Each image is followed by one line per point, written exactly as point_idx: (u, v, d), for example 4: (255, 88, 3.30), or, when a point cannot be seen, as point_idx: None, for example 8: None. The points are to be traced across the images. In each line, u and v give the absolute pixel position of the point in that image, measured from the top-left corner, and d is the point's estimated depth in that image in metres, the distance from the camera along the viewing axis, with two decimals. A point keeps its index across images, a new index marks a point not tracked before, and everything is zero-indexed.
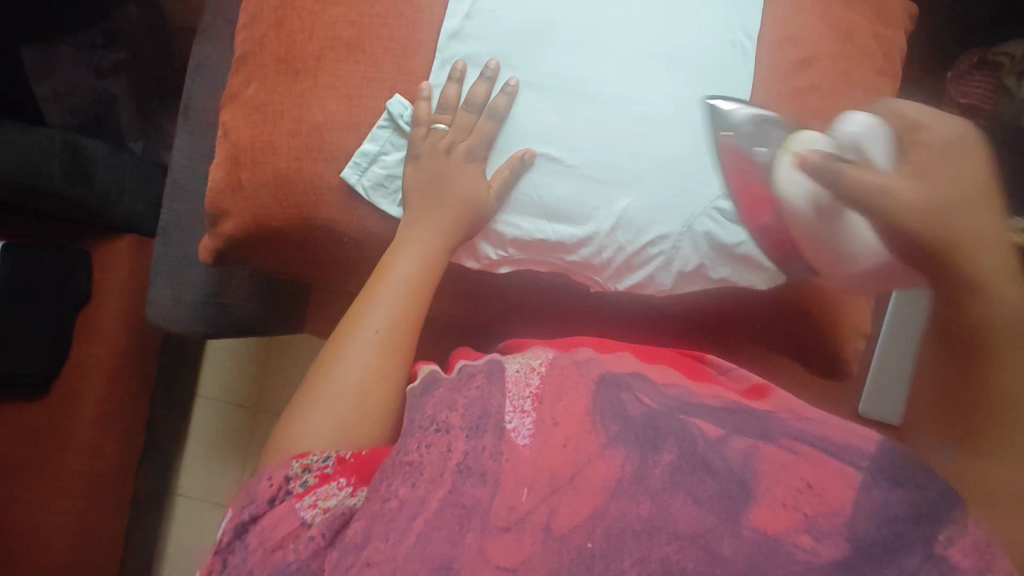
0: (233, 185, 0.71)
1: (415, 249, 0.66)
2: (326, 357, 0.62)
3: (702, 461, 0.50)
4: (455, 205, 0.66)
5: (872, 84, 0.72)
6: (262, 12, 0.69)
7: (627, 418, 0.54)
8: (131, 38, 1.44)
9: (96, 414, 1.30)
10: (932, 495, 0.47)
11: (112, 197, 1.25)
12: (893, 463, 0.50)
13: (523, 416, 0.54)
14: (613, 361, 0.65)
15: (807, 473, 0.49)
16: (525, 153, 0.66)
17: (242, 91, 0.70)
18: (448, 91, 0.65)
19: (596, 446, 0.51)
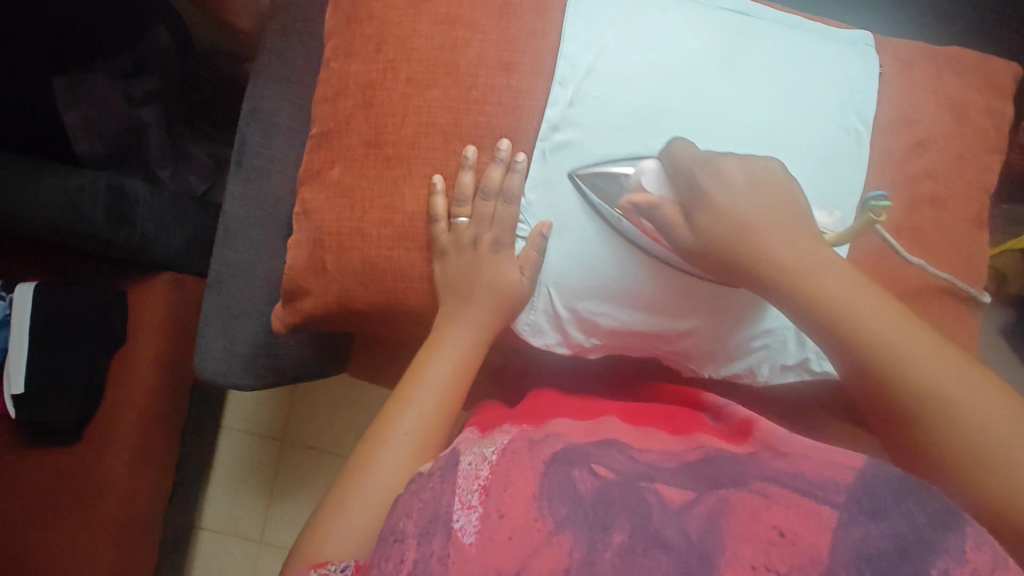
0: (316, 267, 0.68)
1: (462, 341, 0.63)
2: (363, 453, 0.58)
3: (657, 536, 0.44)
4: (486, 296, 0.63)
5: (984, 163, 0.69)
6: (354, 90, 0.65)
7: (577, 499, 0.46)
8: (161, 61, 1.30)
9: (130, 455, 1.25)
10: (914, 524, 0.42)
11: (155, 236, 1.18)
12: (875, 491, 0.44)
13: (470, 510, 0.47)
14: (578, 433, 0.56)
15: (778, 518, 0.44)
16: (541, 226, 0.62)
17: (338, 170, 0.66)
18: (463, 180, 0.62)
19: (540, 532, 0.44)
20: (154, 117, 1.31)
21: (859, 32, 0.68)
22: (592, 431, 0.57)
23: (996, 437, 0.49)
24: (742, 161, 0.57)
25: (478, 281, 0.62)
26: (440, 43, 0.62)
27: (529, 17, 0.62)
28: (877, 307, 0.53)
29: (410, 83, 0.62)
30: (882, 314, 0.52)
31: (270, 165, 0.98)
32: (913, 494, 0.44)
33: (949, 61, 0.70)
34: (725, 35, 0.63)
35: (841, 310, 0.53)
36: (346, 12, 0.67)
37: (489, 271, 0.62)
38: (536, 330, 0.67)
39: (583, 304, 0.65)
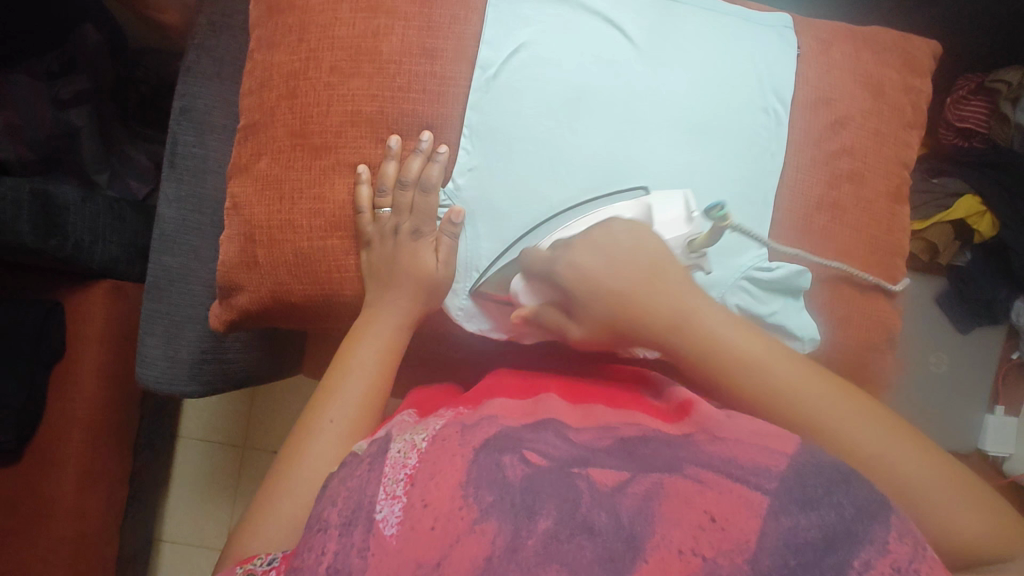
0: (247, 262, 0.67)
1: (390, 328, 0.63)
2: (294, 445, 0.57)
3: (583, 523, 0.41)
4: (414, 286, 0.63)
5: (901, 138, 0.72)
6: (278, 82, 0.63)
7: (503, 486, 0.43)
8: (90, 59, 1.20)
9: (80, 475, 1.20)
10: (842, 515, 0.42)
11: (88, 244, 1.13)
12: (805, 479, 0.44)
13: (394, 500, 0.43)
14: (512, 418, 0.54)
15: (710, 503, 0.42)
16: (452, 212, 0.61)
17: (266, 166, 0.65)
18: (386, 170, 0.61)
19: (464, 521, 0.41)
20: (85, 119, 1.20)
21: (778, 15, 0.70)
22: (530, 414, 0.55)
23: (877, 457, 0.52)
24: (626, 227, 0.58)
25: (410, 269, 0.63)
26: (363, 31, 0.61)
27: (452, 2, 0.62)
28: (789, 367, 0.55)
29: (332, 71, 0.61)
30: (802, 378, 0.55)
31: (206, 164, 0.97)
32: (843, 486, 0.44)
33: (865, 41, 0.73)
34: (647, 18, 0.64)
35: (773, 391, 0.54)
36: (268, 2, 0.65)
37: (414, 258, 0.62)
38: (469, 315, 0.67)
39: (519, 285, 0.64)
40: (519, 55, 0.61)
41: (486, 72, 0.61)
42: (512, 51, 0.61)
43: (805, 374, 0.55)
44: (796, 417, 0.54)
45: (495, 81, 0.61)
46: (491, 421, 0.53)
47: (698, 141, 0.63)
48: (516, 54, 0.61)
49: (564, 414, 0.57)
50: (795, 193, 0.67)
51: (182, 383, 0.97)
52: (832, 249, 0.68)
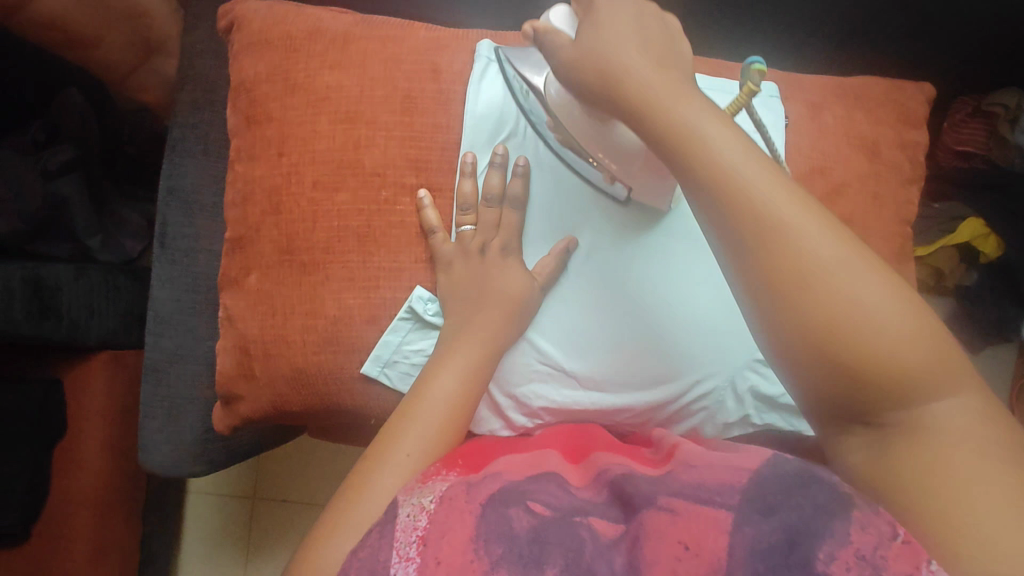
0: (244, 374, 0.66)
1: (470, 354, 0.57)
2: (355, 479, 0.50)
3: (587, 571, 0.40)
4: (503, 295, 0.58)
5: (903, 199, 0.70)
6: (264, 195, 0.62)
7: (512, 541, 0.41)
8: (76, 129, 1.15)
9: (91, 551, 1.16)
10: (802, 516, 0.40)
11: (84, 321, 1.11)
12: (765, 488, 0.42)
13: (408, 562, 0.41)
14: (516, 469, 0.50)
15: (682, 531, 0.41)
16: (566, 242, 0.62)
17: (260, 281, 0.63)
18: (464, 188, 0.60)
19: (476, 573, 0.40)
20: (74, 188, 1.15)
21: (765, 84, 0.69)
22: (534, 464, 0.52)
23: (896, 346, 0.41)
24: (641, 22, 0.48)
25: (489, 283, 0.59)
26: (343, 143, 0.60)
27: (432, 107, 0.61)
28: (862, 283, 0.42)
29: (315, 187, 0.60)
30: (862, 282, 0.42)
31: (197, 246, 0.95)
32: (802, 489, 0.42)
33: (858, 102, 0.71)
34: None
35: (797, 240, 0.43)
36: (245, 109, 0.63)
37: (504, 277, 0.59)
38: (476, 421, 0.64)
39: (524, 386, 0.62)
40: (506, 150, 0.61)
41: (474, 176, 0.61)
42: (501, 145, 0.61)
43: (839, 247, 0.43)
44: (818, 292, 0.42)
45: (489, 186, 0.60)
46: (497, 476, 0.49)
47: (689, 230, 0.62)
48: (504, 147, 0.61)
49: (564, 471, 0.52)
50: None
51: (188, 467, 0.94)
52: None
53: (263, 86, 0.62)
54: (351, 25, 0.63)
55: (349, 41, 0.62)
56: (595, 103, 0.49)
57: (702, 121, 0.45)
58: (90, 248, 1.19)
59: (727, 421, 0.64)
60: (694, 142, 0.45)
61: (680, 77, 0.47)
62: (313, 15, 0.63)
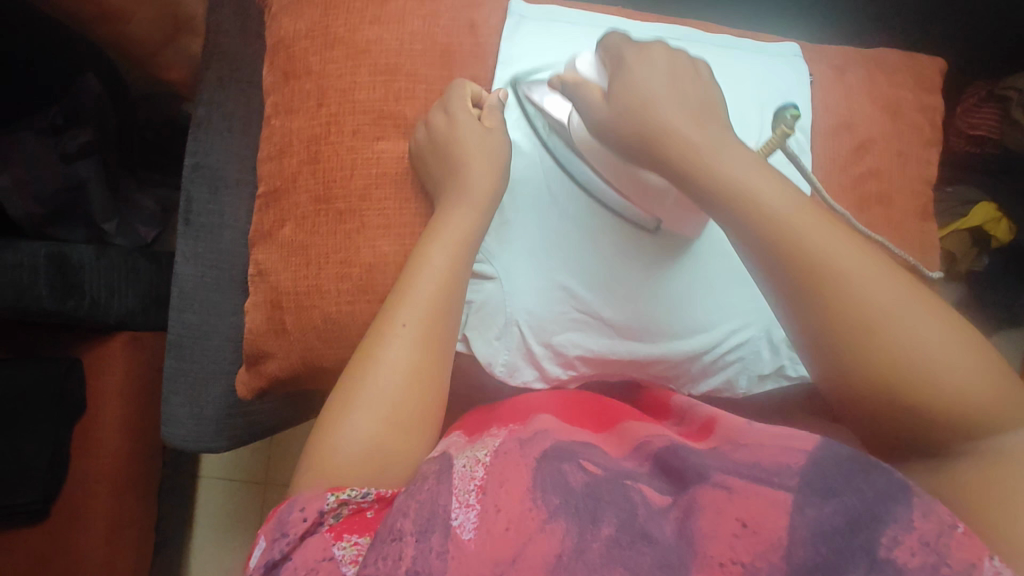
0: (274, 329, 0.67)
1: (461, 225, 0.56)
2: (364, 354, 0.51)
3: (642, 530, 0.40)
4: (488, 155, 0.58)
5: (925, 157, 0.71)
6: (304, 146, 0.63)
7: (570, 492, 0.42)
8: (93, 113, 1.14)
9: (106, 527, 1.12)
10: (866, 500, 0.39)
11: (104, 300, 1.11)
12: (827, 473, 0.41)
13: (468, 508, 0.41)
14: (566, 432, 0.52)
15: (741, 508, 0.40)
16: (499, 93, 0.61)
17: (299, 233, 0.64)
18: (433, 112, 0.60)
19: (535, 521, 0.40)
20: (93, 171, 1.15)
21: (786, 43, 0.69)
22: (575, 430, 0.52)
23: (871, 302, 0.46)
24: (667, 71, 0.52)
25: (471, 138, 0.57)
26: (383, 93, 0.62)
27: (468, 63, 0.63)
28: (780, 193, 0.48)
29: (355, 135, 0.62)
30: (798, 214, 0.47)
31: (221, 221, 0.95)
32: (864, 471, 0.41)
33: (878, 67, 0.73)
34: None
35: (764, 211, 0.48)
36: (284, 67, 0.66)
37: (488, 145, 0.58)
38: (513, 370, 0.64)
39: (561, 334, 0.63)
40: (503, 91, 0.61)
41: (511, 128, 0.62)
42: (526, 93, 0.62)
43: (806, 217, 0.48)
44: (801, 265, 0.47)
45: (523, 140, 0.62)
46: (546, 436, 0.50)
47: None
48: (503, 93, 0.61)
49: (601, 439, 0.53)
50: None
51: (211, 441, 0.94)
52: None
53: (303, 42, 0.64)
54: None
55: None
56: (615, 137, 0.52)
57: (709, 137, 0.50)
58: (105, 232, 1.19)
59: (761, 373, 0.64)
60: (708, 175, 0.49)
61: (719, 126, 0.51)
62: None
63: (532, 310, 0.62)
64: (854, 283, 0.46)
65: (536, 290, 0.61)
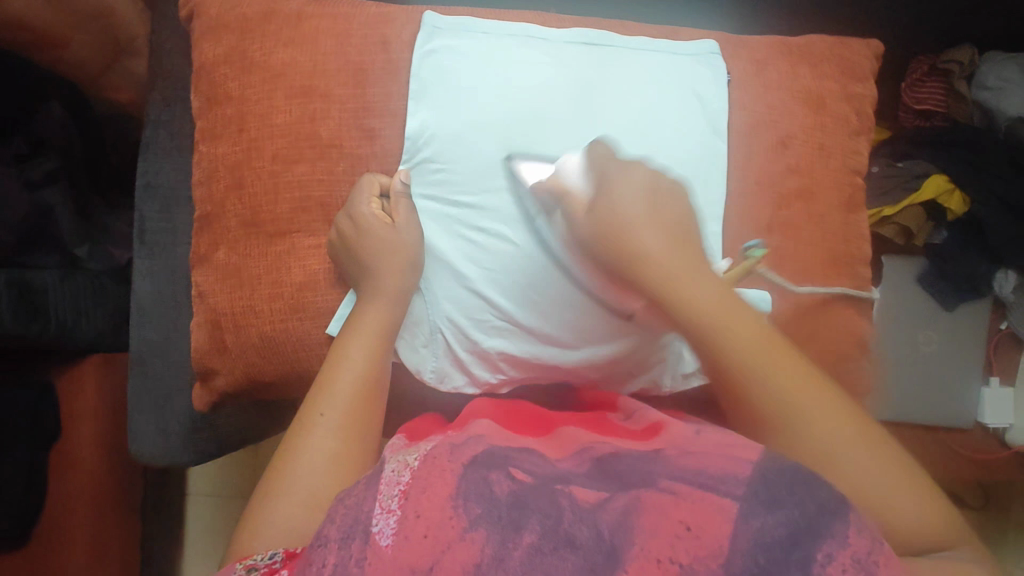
0: (218, 348, 0.68)
1: (367, 331, 0.59)
2: (290, 443, 0.54)
3: (566, 536, 0.41)
4: (392, 259, 0.60)
5: (850, 146, 0.72)
6: (228, 173, 0.64)
7: (492, 501, 0.43)
8: (59, 140, 1.16)
9: (89, 550, 1.15)
10: (804, 513, 0.42)
11: (71, 322, 1.11)
12: (769, 481, 0.44)
13: (388, 514, 0.43)
14: (501, 438, 0.53)
15: (684, 512, 0.43)
16: (400, 174, 0.62)
17: (232, 256, 0.65)
18: (341, 227, 0.61)
19: (455, 529, 0.41)
20: (59, 197, 1.14)
21: (705, 41, 0.69)
22: (511, 436, 0.54)
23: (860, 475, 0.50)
24: (645, 191, 0.56)
25: (375, 246, 0.60)
26: (300, 116, 0.62)
27: (384, 79, 0.63)
28: (743, 317, 0.53)
29: (275, 159, 0.63)
30: (751, 339, 0.52)
31: (174, 237, 0.95)
32: (803, 484, 0.44)
33: (801, 55, 0.72)
34: (576, 65, 0.65)
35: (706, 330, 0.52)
36: (206, 92, 0.66)
37: (387, 241, 0.59)
38: (442, 376, 0.67)
39: (486, 342, 0.64)
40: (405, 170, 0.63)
41: (413, 139, 0.63)
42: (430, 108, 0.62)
43: (750, 341, 0.52)
44: (780, 406, 0.51)
45: (427, 151, 0.63)
46: (478, 442, 0.51)
47: None
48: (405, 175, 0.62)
49: (539, 444, 0.55)
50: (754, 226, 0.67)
51: (178, 455, 0.96)
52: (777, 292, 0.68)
53: (222, 68, 0.65)
54: (303, 4, 0.65)
55: (301, 20, 0.64)
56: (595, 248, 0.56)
57: (720, 308, 0.53)
58: (76, 257, 1.17)
59: (686, 371, 0.67)
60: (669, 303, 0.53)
61: (684, 241, 0.55)
62: None
63: (453, 320, 0.64)
64: (780, 388, 0.51)
65: (457, 299, 0.64)
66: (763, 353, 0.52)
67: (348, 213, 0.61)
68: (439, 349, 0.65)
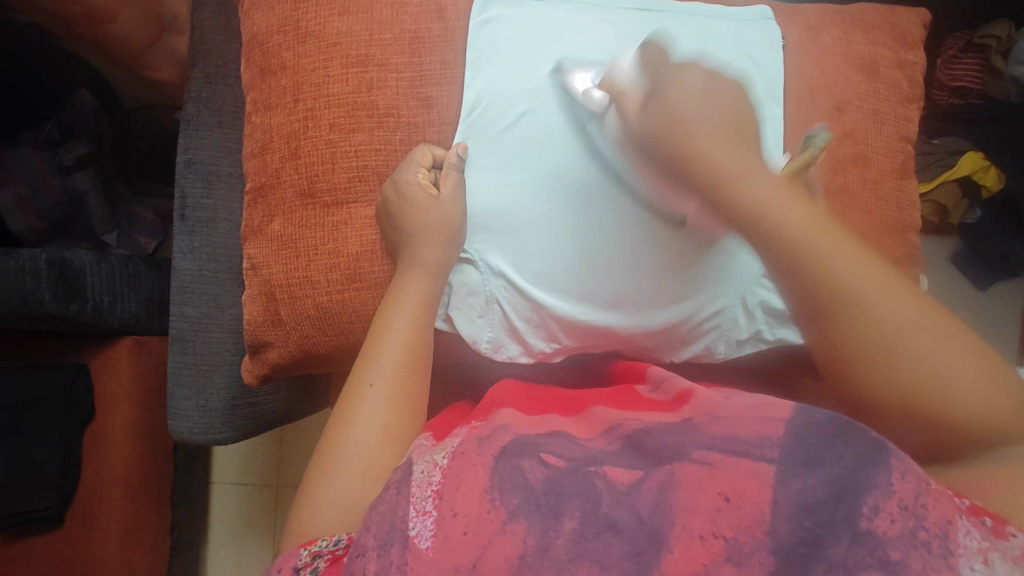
0: (272, 320, 0.67)
1: (414, 295, 0.60)
2: (341, 414, 0.54)
3: (607, 519, 0.40)
4: (435, 228, 0.60)
5: (903, 114, 0.71)
6: (284, 144, 0.65)
7: (526, 490, 0.41)
8: (89, 126, 1.15)
9: (122, 531, 1.12)
10: (846, 468, 0.39)
11: (107, 303, 1.08)
12: (811, 438, 0.41)
13: (424, 515, 0.41)
14: (526, 425, 0.52)
15: (721, 482, 0.40)
16: (457, 147, 0.62)
17: (287, 227, 0.65)
18: (387, 194, 0.61)
19: (494, 522, 0.39)
20: (90, 182, 1.14)
21: (758, 7, 0.68)
22: (541, 423, 0.53)
23: (932, 365, 0.48)
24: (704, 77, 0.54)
25: (420, 214, 0.60)
26: (356, 86, 0.62)
27: (439, 48, 0.64)
28: (800, 206, 0.51)
29: (332, 129, 0.63)
30: (815, 225, 0.51)
31: (215, 215, 0.95)
32: (842, 437, 0.41)
33: (853, 21, 0.71)
34: (629, 32, 0.64)
35: (781, 231, 0.51)
36: (259, 62, 0.66)
37: (429, 209, 0.59)
38: (497, 346, 0.67)
39: (547, 310, 0.64)
40: (466, 142, 0.63)
41: (471, 110, 0.63)
42: (491, 77, 0.63)
43: (851, 256, 0.50)
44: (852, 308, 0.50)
45: (485, 119, 0.63)
46: (505, 431, 0.49)
47: None
48: (463, 147, 0.62)
49: (569, 426, 0.54)
50: None
51: (220, 432, 0.96)
52: None
53: (276, 38, 0.65)
54: None
55: None
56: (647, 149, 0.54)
57: (741, 164, 0.51)
58: (106, 243, 1.20)
59: (739, 339, 0.67)
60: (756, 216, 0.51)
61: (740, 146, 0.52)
62: None
63: (508, 290, 0.64)
64: (861, 284, 0.50)
65: (515, 268, 0.63)
66: (843, 250, 0.50)
67: (395, 179, 0.61)
68: (495, 320, 0.65)
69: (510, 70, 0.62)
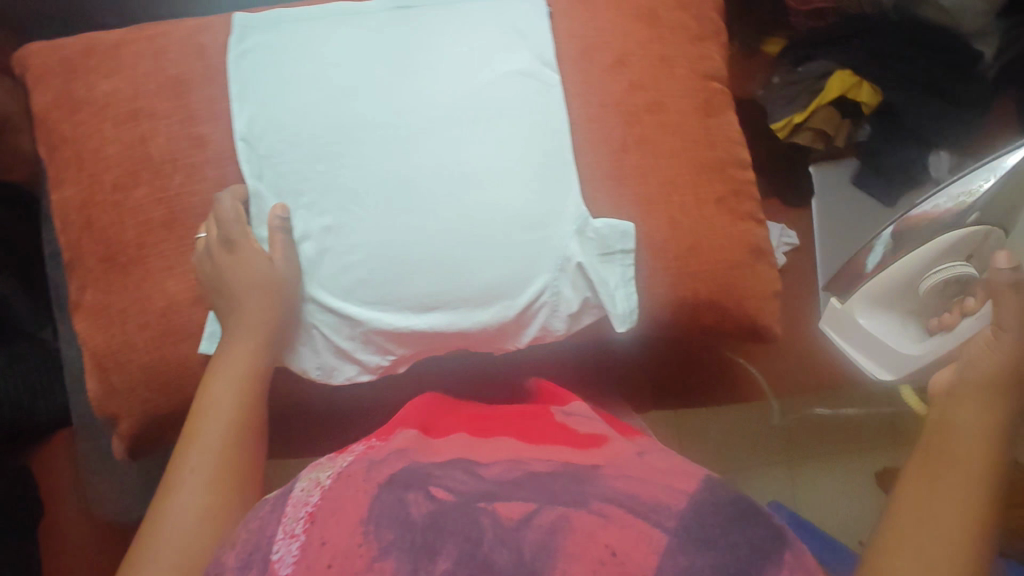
0: (109, 389, 0.67)
1: (246, 326, 0.59)
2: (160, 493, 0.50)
3: (485, 563, 0.38)
4: (247, 282, 0.59)
5: (695, 54, 0.70)
6: (78, 214, 0.65)
7: (405, 524, 0.39)
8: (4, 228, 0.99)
9: None
10: (740, 557, 0.38)
11: (27, 403, 0.96)
12: (704, 519, 0.40)
13: (291, 539, 0.41)
14: (429, 451, 0.50)
15: (612, 536, 0.39)
16: (276, 209, 0.61)
17: (96, 293, 0.65)
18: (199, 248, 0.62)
19: (364, 559, 0.38)
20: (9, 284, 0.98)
21: None
22: (441, 451, 0.50)
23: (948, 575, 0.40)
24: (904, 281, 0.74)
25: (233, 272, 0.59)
26: (131, 142, 0.63)
27: (205, 85, 0.63)
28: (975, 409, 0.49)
29: (116, 188, 0.63)
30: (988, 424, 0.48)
31: None
32: (740, 522, 0.41)
33: None
34: (388, 33, 0.64)
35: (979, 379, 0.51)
36: (45, 140, 0.67)
37: (250, 261, 0.60)
38: (330, 370, 0.66)
39: (364, 322, 0.63)
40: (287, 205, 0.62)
41: (243, 144, 0.62)
42: (259, 105, 0.62)
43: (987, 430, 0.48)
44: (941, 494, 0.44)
45: (259, 146, 0.62)
46: (402, 457, 0.48)
47: (476, 128, 0.63)
48: (282, 208, 0.61)
49: (470, 452, 0.50)
50: (606, 148, 0.65)
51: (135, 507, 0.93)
52: (639, 215, 0.65)
53: (52, 114, 0.65)
54: (119, 35, 0.66)
55: (119, 48, 0.65)
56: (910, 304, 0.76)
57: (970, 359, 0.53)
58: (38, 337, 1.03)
59: (571, 310, 0.66)
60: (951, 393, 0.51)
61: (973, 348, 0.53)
62: (86, 37, 0.66)
63: (325, 313, 0.63)
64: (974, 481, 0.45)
65: (320, 288, 0.63)
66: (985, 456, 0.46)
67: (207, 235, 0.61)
68: (320, 341, 0.65)
69: (275, 94, 0.62)
